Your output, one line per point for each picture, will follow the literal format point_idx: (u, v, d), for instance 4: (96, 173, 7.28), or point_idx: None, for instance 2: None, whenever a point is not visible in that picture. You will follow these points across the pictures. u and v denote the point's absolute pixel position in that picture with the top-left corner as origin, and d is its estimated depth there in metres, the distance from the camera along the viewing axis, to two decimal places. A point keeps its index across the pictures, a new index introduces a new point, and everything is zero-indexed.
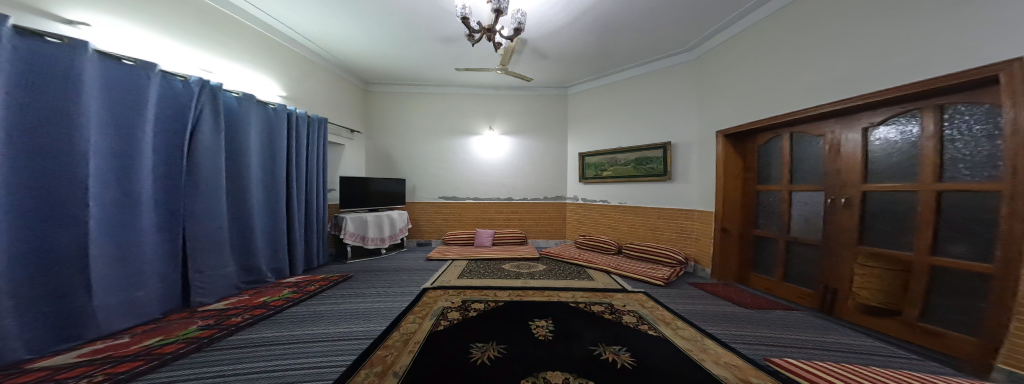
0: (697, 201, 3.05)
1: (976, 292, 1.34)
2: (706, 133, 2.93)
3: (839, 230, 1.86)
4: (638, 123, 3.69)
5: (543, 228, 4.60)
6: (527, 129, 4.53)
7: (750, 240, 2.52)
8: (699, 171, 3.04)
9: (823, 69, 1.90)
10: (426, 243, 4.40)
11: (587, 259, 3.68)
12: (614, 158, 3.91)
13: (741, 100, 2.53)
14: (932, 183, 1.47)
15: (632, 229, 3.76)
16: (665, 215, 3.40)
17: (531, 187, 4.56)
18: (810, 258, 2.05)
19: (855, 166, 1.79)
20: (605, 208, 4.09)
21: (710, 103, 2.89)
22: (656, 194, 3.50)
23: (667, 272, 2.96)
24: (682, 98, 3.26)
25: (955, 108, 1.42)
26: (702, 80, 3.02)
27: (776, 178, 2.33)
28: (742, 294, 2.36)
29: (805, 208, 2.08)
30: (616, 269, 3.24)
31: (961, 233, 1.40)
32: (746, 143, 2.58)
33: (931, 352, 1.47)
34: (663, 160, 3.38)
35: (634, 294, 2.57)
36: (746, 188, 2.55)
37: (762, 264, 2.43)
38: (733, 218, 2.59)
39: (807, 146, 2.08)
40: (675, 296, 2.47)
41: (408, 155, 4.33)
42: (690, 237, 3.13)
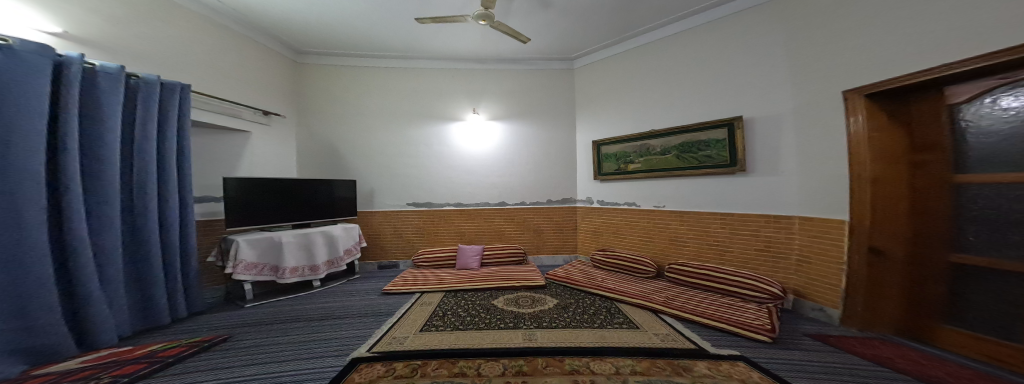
0: (800, 204, 1.99)
1: None
2: (815, 98, 1.89)
3: None
4: (682, 96, 2.64)
5: (547, 242, 3.47)
6: (522, 113, 3.46)
7: (940, 271, 1.50)
8: (798, 157, 1.99)
9: None
10: (387, 265, 3.23)
11: (616, 286, 2.54)
12: (647, 145, 2.83)
13: (913, 33, 1.45)
14: None
15: (679, 244, 2.66)
16: (737, 225, 2.32)
17: (528, 187, 3.45)
18: None
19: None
20: (633, 214, 2.99)
21: (828, 52, 1.82)
22: (717, 193, 2.42)
23: (761, 314, 1.84)
24: (758, 54, 2.21)
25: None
26: (802, 22, 1.98)
27: (1016, 163, 1.26)
28: (954, 371, 1.30)
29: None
30: (670, 307, 2.09)
31: None
32: (916, 106, 1.57)
33: None
34: (729, 143, 2.31)
35: (731, 365, 1.44)
36: (916, 183, 1.55)
37: (972, 313, 1.41)
38: (892, 232, 1.61)
39: None
40: (816, 374, 1.33)
41: (363, 149, 3.21)
42: (788, 260, 2.07)
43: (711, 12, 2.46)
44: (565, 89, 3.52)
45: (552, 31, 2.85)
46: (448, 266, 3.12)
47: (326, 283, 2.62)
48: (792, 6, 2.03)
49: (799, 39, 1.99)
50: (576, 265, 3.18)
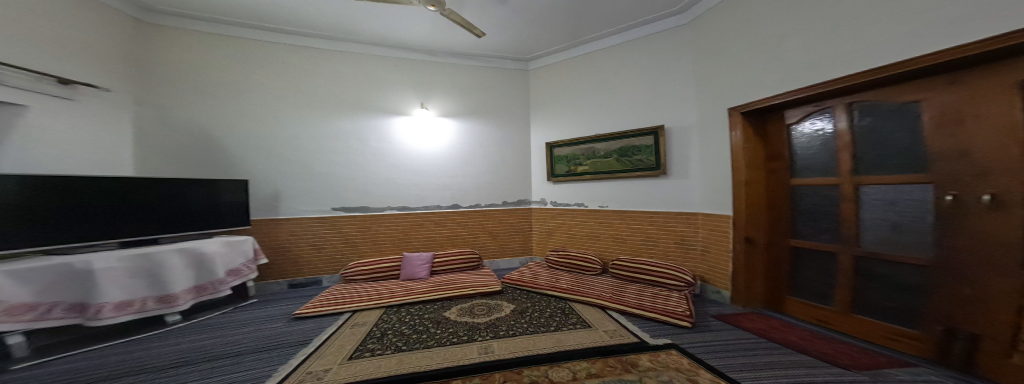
0: (702, 202, 2.31)
1: None
2: (711, 112, 2.21)
3: (973, 248, 1.15)
4: (618, 103, 2.84)
5: (501, 245, 3.37)
6: (478, 112, 3.32)
7: (785, 253, 1.88)
8: (702, 162, 2.30)
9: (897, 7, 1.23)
10: (301, 283, 2.72)
11: (569, 286, 2.57)
12: (594, 148, 2.97)
13: (764, 64, 1.81)
14: None
15: (620, 241, 2.84)
16: (660, 221, 2.58)
17: (481, 189, 3.31)
18: (904, 282, 1.37)
19: (1007, 135, 1.05)
20: (582, 214, 3.11)
21: (719, 72, 2.13)
22: (646, 193, 2.66)
23: (681, 302, 2.06)
24: (672, 70, 2.50)
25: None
26: (701, 46, 2.29)
27: (824, 168, 1.66)
28: (803, 335, 1.63)
29: (888, 211, 1.41)
30: (614, 301, 2.20)
31: None
32: (769, 122, 1.95)
33: None
34: (656, 148, 2.56)
35: (666, 354, 1.55)
36: (772, 182, 1.94)
37: (804, 286, 1.80)
38: (758, 224, 1.96)
39: (875, 123, 1.44)
40: (724, 352, 1.52)
41: (274, 143, 2.66)
42: (693, 249, 2.38)
43: (639, 30, 2.69)
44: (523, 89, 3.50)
45: (506, 28, 2.77)
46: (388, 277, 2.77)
47: (191, 318, 2.03)
48: (693, 34, 2.35)
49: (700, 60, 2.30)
50: (530, 266, 3.16)
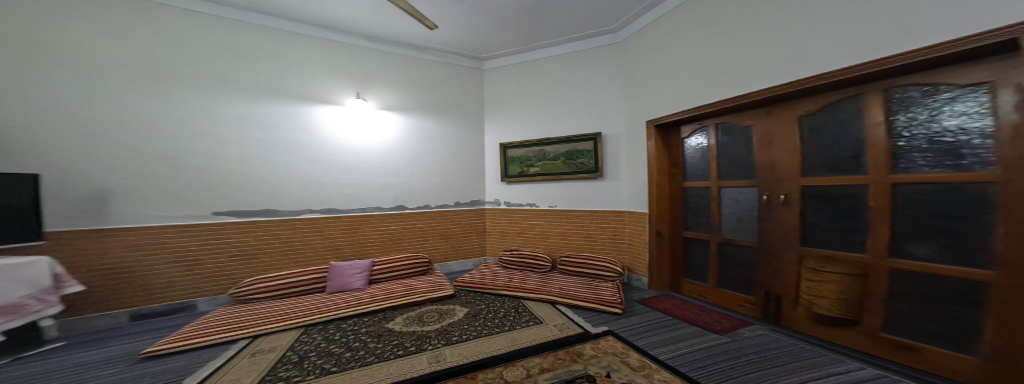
0: (628, 201, 2.64)
1: (955, 301, 1.14)
2: (635, 124, 2.54)
3: (779, 231, 1.68)
4: (562, 109, 3.02)
5: (451, 247, 3.26)
6: (427, 108, 3.14)
7: (680, 243, 2.32)
8: (630, 167, 2.61)
9: (760, 51, 1.63)
10: (153, 312, 2.11)
11: (521, 284, 2.64)
12: (544, 151, 3.10)
13: (671, 85, 2.19)
14: (886, 175, 1.28)
15: (566, 238, 3.03)
16: (597, 219, 2.84)
17: (428, 190, 3.13)
18: (744, 259, 1.89)
19: (789, 158, 1.63)
20: (533, 214, 3.21)
21: (643, 89, 2.45)
22: (587, 194, 2.90)
23: (613, 291, 2.31)
24: (605, 83, 2.78)
25: (903, 90, 1.24)
26: (629, 64, 2.61)
27: (701, 174, 2.15)
28: (690, 309, 2.03)
29: (735, 207, 1.92)
30: (560, 296, 2.34)
31: (919, 233, 1.22)
32: (671, 135, 2.34)
33: (888, 363, 1.31)
34: (594, 153, 2.81)
35: (605, 340, 1.73)
36: (673, 184, 2.33)
37: (693, 268, 2.25)
38: (665, 219, 2.33)
39: (733, 140, 1.93)
40: (648, 331, 1.77)
41: (128, 127, 2.03)
42: (622, 242, 2.69)
43: (581, 43, 2.91)
44: (476, 87, 3.43)
45: (459, 24, 2.68)
46: (301, 292, 2.40)
47: None
48: (623, 53, 2.67)
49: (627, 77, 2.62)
50: (481, 268, 3.13)
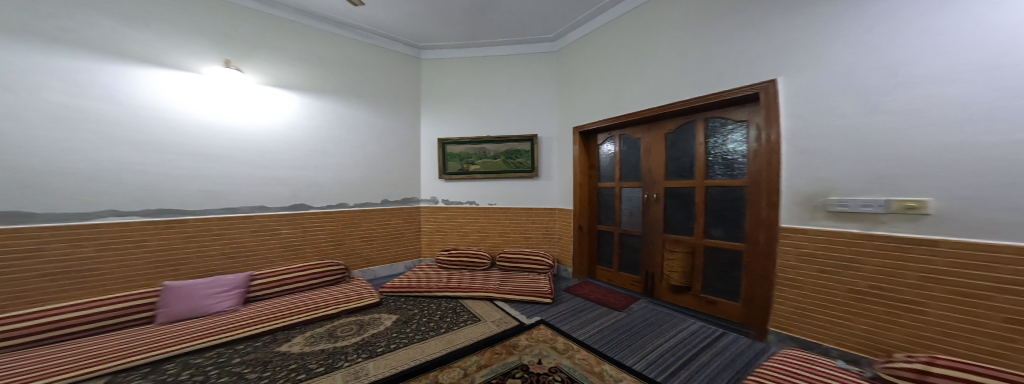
0: (559, 199, 2.89)
1: (730, 262, 1.76)
2: (564, 129, 2.80)
3: (652, 223, 2.14)
4: (499, 109, 3.07)
5: (379, 250, 2.96)
6: (346, 94, 2.75)
7: (595, 235, 2.65)
8: (561, 169, 2.86)
9: (650, 78, 2.03)
10: None
11: (459, 283, 2.59)
12: (484, 149, 3.10)
13: (589, 98, 2.52)
14: (704, 180, 1.84)
15: (504, 235, 3.11)
16: (533, 216, 3.01)
17: (346, 186, 2.76)
18: (633, 245, 2.32)
19: (658, 164, 2.08)
20: (472, 211, 3.18)
21: (570, 98, 2.74)
22: (524, 192, 3.04)
23: (545, 282, 2.49)
24: (541, 89, 2.96)
25: (717, 120, 1.79)
26: (561, 74, 2.86)
27: (607, 174, 2.52)
28: (598, 292, 2.35)
29: (630, 204, 2.31)
30: (497, 291, 2.39)
31: (719, 220, 1.79)
32: (590, 143, 2.63)
33: (706, 316, 1.86)
34: (531, 153, 2.97)
35: (539, 329, 1.85)
36: (589, 185, 2.64)
37: (602, 257, 2.61)
38: (585, 215, 2.63)
39: (631, 148, 2.30)
40: (572, 315, 1.98)
41: None
42: (553, 236, 2.94)
43: (517, 48, 3.03)
44: (406, 75, 3.14)
45: (391, 7, 2.44)
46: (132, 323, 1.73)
47: None
48: (555, 63, 2.93)
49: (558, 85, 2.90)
50: (411, 271, 2.92)
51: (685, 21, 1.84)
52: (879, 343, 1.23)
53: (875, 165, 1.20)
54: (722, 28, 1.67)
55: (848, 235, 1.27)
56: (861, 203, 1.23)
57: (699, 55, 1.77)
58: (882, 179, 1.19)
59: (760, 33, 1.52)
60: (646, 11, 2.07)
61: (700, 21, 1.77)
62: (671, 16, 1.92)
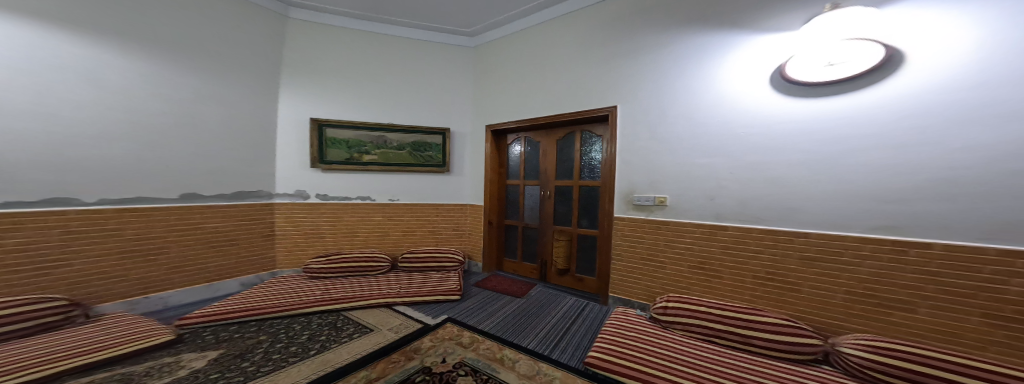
0: (470, 195, 2.90)
1: (590, 246, 2.21)
2: (477, 126, 2.81)
3: (545, 217, 2.45)
4: (400, 94, 2.75)
5: (169, 270, 1.96)
6: (111, 27, 1.72)
7: (503, 230, 2.83)
8: (471, 165, 2.88)
9: (546, 90, 2.29)
10: None
11: (343, 294, 2.14)
12: (384, 138, 2.70)
13: (499, 100, 2.63)
14: (579, 180, 2.20)
15: (408, 235, 2.83)
16: (443, 212, 2.89)
17: (109, 172, 1.74)
18: (532, 237, 2.61)
19: (547, 165, 2.39)
20: (366, 208, 2.71)
21: (481, 96, 2.80)
22: (434, 188, 2.87)
23: (456, 279, 2.41)
24: (455, 82, 2.87)
25: (587, 134, 2.16)
26: (478, 72, 2.84)
27: (513, 172, 2.71)
28: (503, 282, 2.51)
29: (530, 200, 2.57)
30: (397, 296, 2.13)
31: (586, 211, 2.19)
32: (500, 142, 2.77)
33: (580, 292, 2.29)
34: (442, 147, 2.83)
35: (445, 328, 1.79)
36: (498, 182, 2.78)
37: (509, 249, 2.81)
38: (495, 211, 2.76)
39: (532, 150, 2.52)
40: (477, 309, 2.01)
41: None
42: (464, 233, 2.91)
43: (429, 33, 2.79)
44: (237, 22, 2.20)
45: None
46: None
47: None
48: (474, 60, 2.89)
49: (468, 81, 2.89)
50: (260, 289, 2.17)
51: (572, 46, 2.16)
52: (649, 292, 1.80)
53: (640, 172, 1.83)
54: (595, 58, 2.04)
55: (647, 222, 1.78)
56: (651, 198, 1.75)
57: (574, 77, 2.13)
58: (660, 183, 1.76)
59: (608, 70, 1.98)
60: (540, 32, 2.36)
61: (581, 49, 2.11)
62: (564, 40, 2.21)
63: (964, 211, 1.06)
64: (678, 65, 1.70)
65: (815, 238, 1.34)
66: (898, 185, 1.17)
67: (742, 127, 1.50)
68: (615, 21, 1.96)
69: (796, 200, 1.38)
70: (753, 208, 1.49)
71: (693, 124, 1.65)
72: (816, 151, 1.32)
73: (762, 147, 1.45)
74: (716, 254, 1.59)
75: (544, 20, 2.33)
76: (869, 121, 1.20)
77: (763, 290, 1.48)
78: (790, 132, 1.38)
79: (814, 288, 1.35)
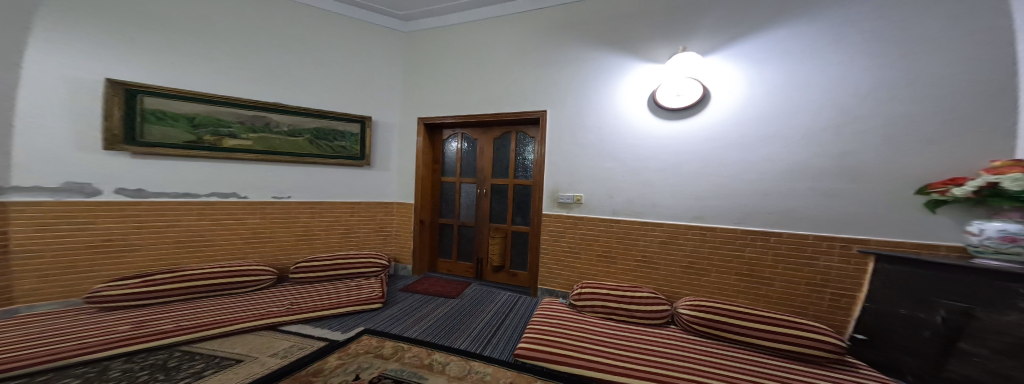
0: (397, 193, 2.63)
1: (523, 242, 2.36)
2: (408, 116, 2.58)
3: (481, 215, 2.48)
4: (297, 68, 2.26)
5: None
6: None
7: (437, 228, 2.70)
8: (399, 157, 2.62)
9: (481, 88, 2.27)
10: None
11: (192, 318, 1.51)
12: (263, 118, 2.12)
13: (433, 92, 2.48)
14: (514, 180, 2.31)
15: (309, 241, 2.35)
16: (360, 211, 2.53)
17: None
18: (468, 235, 2.59)
19: (485, 164, 2.43)
20: (240, 209, 2.11)
21: (410, 85, 2.58)
22: (344, 184, 2.46)
23: (376, 286, 2.06)
24: (377, 64, 2.54)
25: (522, 135, 2.29)
26: (409, 57, 2.59)
27: (449, 169, 2.63)
28: (436, 283, 2.38)
29: (467, 198, 2.55)
30: (285, 314, 1.62)
31: (521, 210, 2.33)
32: (436, 137, 2.64)
33: (514, 286, 2.41)
34: (361, 137, 2.48)
35: (363, 340, 1.52)
36: (433, 179, 2.66)
37: (444, 249, 2.71)
38: (427, 209, 2.61)
39: (470, 149, 2.52)
40: (403, 316, 1.79)
41: None
42: (389, 234, 2.64)
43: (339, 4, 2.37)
44: None
45: None
46: None
47: None
48: (403, 44, 2.61)
49: (390, 65, 2.58)
50: (11, 331, 1.35)
51: (503, 48, 2.19)
52: (569, 280, 2.07)
53: (559, 173, 2.03)
54: (523, 64, 2.12)
55: (567, 217, 2.02)
56: (571, 197, 1.99)
57: (505, 79, 2.19)
58: (578, 183, 1.98)
59: (536, 75, 2.08)
60: (469, 29, 2.34)
61: (512, 54, 2.16)
62: (496, 41, 2.23)
63: (754, 208, 1.59)
64: (588, 79, 1.92)
65: (674, 228, 1.77)
66: (714, 191, 1.66)
67: (630, 137, 1.82)
68: (539, 34, 2.07)
69: (662, 202, 1.78)
70: (636, 205, 1.85)
71: (597, 131, 1.91)
72: (674, 159, 1.73)
73: (642, 155, 1.80)
74: (614, 245, 1.92)
75: (472, 19, 2.32)
76: (699, 140, 1.66)
77: (640, 272, 1.88)
78: (662, 146, 1.75)
79: (669, 267, 1.81)
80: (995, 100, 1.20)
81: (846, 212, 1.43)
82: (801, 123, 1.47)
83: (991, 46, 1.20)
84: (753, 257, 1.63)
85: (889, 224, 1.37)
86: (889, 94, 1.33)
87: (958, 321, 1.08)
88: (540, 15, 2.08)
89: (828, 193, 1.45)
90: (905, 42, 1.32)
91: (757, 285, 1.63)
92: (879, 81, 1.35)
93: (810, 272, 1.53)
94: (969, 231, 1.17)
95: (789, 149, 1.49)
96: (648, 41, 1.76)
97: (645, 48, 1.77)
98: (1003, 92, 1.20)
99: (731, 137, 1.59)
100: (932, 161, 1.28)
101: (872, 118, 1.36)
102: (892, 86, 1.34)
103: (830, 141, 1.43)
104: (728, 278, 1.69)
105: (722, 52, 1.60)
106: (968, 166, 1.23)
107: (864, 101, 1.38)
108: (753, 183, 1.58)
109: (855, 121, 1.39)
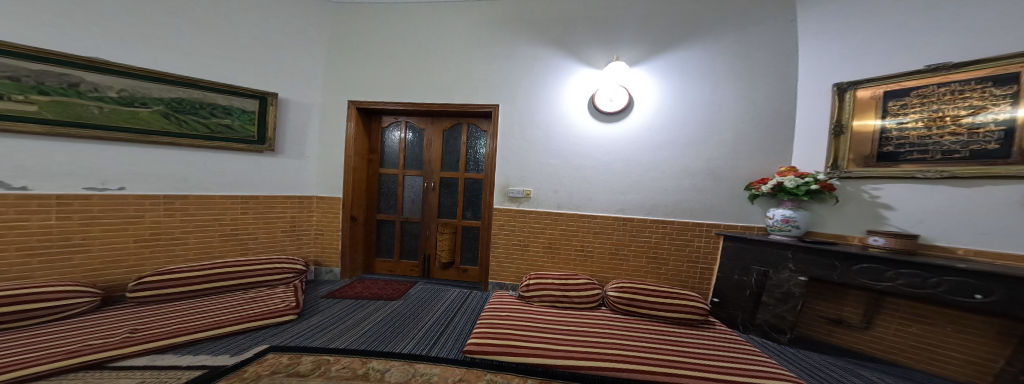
0: (318, 185, 2.20)
1: (473, 237, 2.32)
2: (334, 95, 2.19)
3: (427, 209, 2.31)
4: (165, 20, 1.70)
5: None
6: None
7: (373, 226, 2.38)
8: (320, 143, 2.19)
9: (428, 76, 2.15)
10: None
11: None
12: (77, 77, 1.48)
13: (369, 71, 2.19)
14: (464, 173, 2.26)
15: (165, 248, 1.73)
16: (261, 207, 2.00)
17: None
18: (412, 231, 2.37)
19: (433, 156, 2.30)
20: (6, 206, 1.36)
21: (340, 61, 2.21)
22: (224, 173, 1.88)
23: (286, 295, 1.63)
24: (291, 28, 2.09)
25: (474, 128, 2.28)
26: (337, 28, 2.22)
27: (389, 160, 2.36)
28: (374, 286, 2.09)
29: (411, 192, 2.34)
30: (123, 345, 1.09)
31: (471, 204, 2.29)
32: (372, 123, 2.34)
33: (464, 282, 2.33)
34: (260, 117, 1.96)
35: (268, 359, 1.18)
36: (369, 170, 2.34)
37: (383, 248, 2.42)
38: (360, 204, 2.27)
39: (415, 139, 2.33)
40: (327, 326, 1.47)
41: None
42: (306, 235, 2.18)
43: None
44: None
45: None
46: None
47: None
48: (329, 10, 2.21)
49: (310, 32, 2.15)
50: None
51: (453, 39, 2.15)
52: (518, 272, 2.14)
53: (508, 168, 2.11)
54: (471, 59, 2.13)
55: (517, 210, 2.11)
56: (521, 191, 2.09)
57: (454, 69, 2.14)
58: (527, 178, 2.09)
59: (489, 71, 2.12)
60: (415, 10, 2.19)
61: (461, 47, 2.14)
62: (444, 30, 2.16)
63: (660, 201, 2.02)
64: (538, 81, 2.08)
65: (605, 220, 2.06)
66: (632, 186, 2.03)
67: (574, 137, 2.06)
68: (490, 32, 2.12)
69: (595, 196, 2.06)
70: (577, 199, 2.08)
71: (544, 131, 2.07)
72: (607, 158, 2.03)
73: (581, 155, 2.06)
74: (558, 236, 2.10)
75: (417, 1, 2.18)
76: (625, 142, 2.02)
77: (578, 260, 2.10)
78: (597, 145, 2.04)
79: (601, 254, 2.09)
80: (787, 127, 1.88)
81: (712, 203, 1.97)
82: (690, 135, 1.96)
83: (782, 92, 1.89)
84: (658, 242, 2.04)
85: (734, 210, 1.95)
86: (737, 118, 1.92)
87: (762, 279, 1.69)
88: (490, 11, 2.13)
89: (701, 188, 1.98)
90: (746, 82, 1.92)
91: (659, 263, 2.06)
92: (732, 109, 1.93)
93: (691, 251, 2.01)
94: (768, 216, 1.78)
95: (682, 154, 1.97)
96: (588, 53, 2.05)
97: (584, 59, 2.05)
98: (788, 121, 1.88)
99: (646, 140, 2.00)
100: (756, 164, 1.90)
101: (728, 132, 1.93)
102: (740, 113, 1.92)
103: (704, 147, 1.95)
104: (640, 261, 2.07)
105: (639, 73, 2.00)
106: (772, 169, 1.88)
107: (726, 122, 1.93)
108: (658, 179, 2.01)
109: (720, 133, 1.94)
